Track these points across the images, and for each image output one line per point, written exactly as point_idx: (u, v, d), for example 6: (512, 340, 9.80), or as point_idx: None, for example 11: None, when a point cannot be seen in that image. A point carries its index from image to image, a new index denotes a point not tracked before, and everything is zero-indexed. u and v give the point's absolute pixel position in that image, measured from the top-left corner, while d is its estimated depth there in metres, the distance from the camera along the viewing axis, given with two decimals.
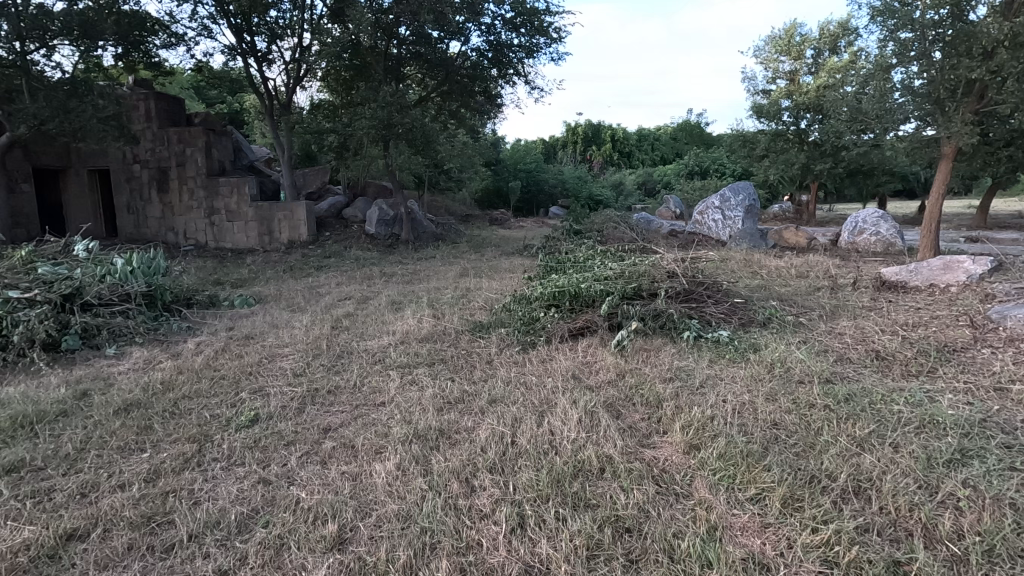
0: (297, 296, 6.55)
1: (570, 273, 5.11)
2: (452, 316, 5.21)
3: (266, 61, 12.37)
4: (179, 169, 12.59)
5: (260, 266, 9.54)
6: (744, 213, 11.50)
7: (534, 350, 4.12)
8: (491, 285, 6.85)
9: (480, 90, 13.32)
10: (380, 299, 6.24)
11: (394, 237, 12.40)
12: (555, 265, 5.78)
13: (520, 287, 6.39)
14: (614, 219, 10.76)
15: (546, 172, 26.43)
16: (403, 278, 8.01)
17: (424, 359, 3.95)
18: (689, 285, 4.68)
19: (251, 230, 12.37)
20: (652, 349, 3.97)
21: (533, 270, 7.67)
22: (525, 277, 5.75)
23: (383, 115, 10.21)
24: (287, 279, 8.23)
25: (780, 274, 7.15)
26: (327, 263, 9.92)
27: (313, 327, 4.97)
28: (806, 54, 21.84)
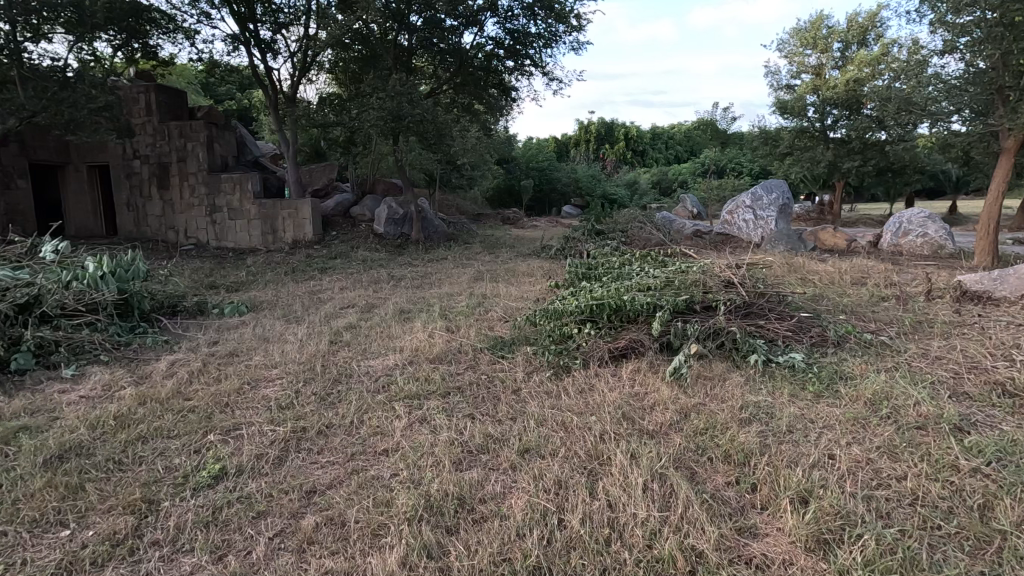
0: (295, 303, 5.92)
1: (605, 282, 4.41)
2: (468, 330, 4.52)
3: (271, 51, 11.77)
4: (180, 165, 12.03)
5: (260, 268, 8.93)
6: (779, 213, 10.71)
7: (568, 376, 3.43)
8: (511, 293, 6.17)
9: (495, 82, 12.64)
10: (386, 307, 5.58)
11: (404, 237, 11.74)
12: (587, 271, 5.07)
13: (543, 295, 5.69)
14: (638, 218, 10.02)
15: (559, 170, 25.69)
16: (413, 283, 7.36)
17: (437, 387, 3.27)
18: (749, 298, 3.96)
19: (254, 230, 11.77)
20: (714, 377, 3.26)
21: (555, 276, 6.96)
22: (552, 284, 5.05)
23: (393, 106, 9.56)
24: (286, 282, 7.59)
25: (833, 280, 6.38)
26: (332, 264, 9.29)
27: (311, 342, 4.31)
28: (833, 47, 20.89)
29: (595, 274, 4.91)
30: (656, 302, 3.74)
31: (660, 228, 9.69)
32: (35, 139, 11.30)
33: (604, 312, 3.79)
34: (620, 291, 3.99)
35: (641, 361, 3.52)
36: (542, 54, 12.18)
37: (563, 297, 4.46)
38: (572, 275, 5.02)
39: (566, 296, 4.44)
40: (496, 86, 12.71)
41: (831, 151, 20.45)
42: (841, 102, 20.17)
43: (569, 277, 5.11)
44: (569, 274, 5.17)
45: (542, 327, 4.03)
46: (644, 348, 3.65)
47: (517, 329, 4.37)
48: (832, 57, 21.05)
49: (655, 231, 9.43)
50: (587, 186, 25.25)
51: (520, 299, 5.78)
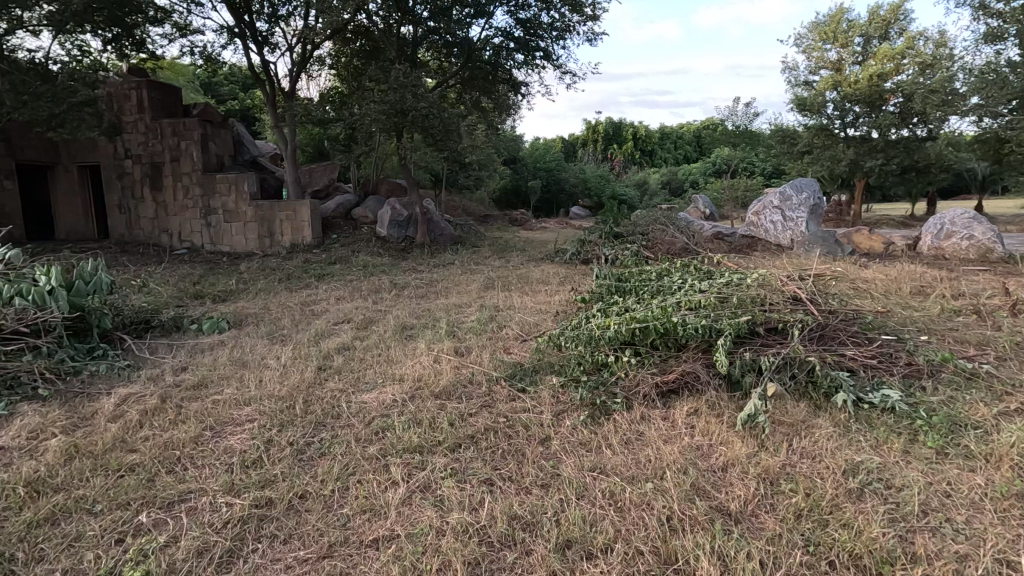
0: (283, 317, 5.26)
1: (644, 298, 3.72)
2: (481, 354, 3.84)
3: (268, 46, 11.15)
4: (173, 165, 11.43)
5: (253, 274, 8.31)
6: (810, 214, 10.04)
7: (609, 421, 2.74)
8: (527, 306, 5.49)
9: (505, 77, 12.00)
10: (386, 323, 4.91)
11: (408, 240, 11.07)
12: (620, 280, 4.38)
13: (565, 310, 5.01)
14: (659, 219, 9.33)
15: (567, 170, 25.01)
16: (417, 293, 6.69)
17: (444, 437, 2.60)
18: (821, 320, 3.26)
19: (250, 233, 11.15)
20: (796, 424, 2.56)
21: (573, 286, 6.28)
22: (578, 298, 4.35)
23: (397, 100, 8.89)
24: (279, 291, 6.96)
25: (891, 289, 5.65)
26: (331, 270, 8.65)
27: (295, 369, 3.65)
28: (854, 41, 20.08)
29: (630, 285, 4.21)
30: (714, 325, 3.04)
31: (684, 231, 9.00)
32: (20, 138, 10.74)
33: (651, 336, 3.09)
34: (668, 308, 3.30)
35: (697, 400, 2.84)
36: (554, 47, 11.52)
37: (594, 314, 3.78)
38: (601, 288, 4.32)
39: (599, 314, 3.74)
40: (507, 81, 12.06)
41: (852, 149, 19.64)
42: (863, 98, 19.37)
43: (597, 289, 4.41)
44: (597, 285, 4.49)
45: (571, 354, 3.34)
46: (700, 381, 2.96)
47: (540, 355, 3.68)
48: (853, 52, 20.23)
49: (678, 234, 8.74)
50: (596, 186, 24.56)
51: (539, 314, 5.09)
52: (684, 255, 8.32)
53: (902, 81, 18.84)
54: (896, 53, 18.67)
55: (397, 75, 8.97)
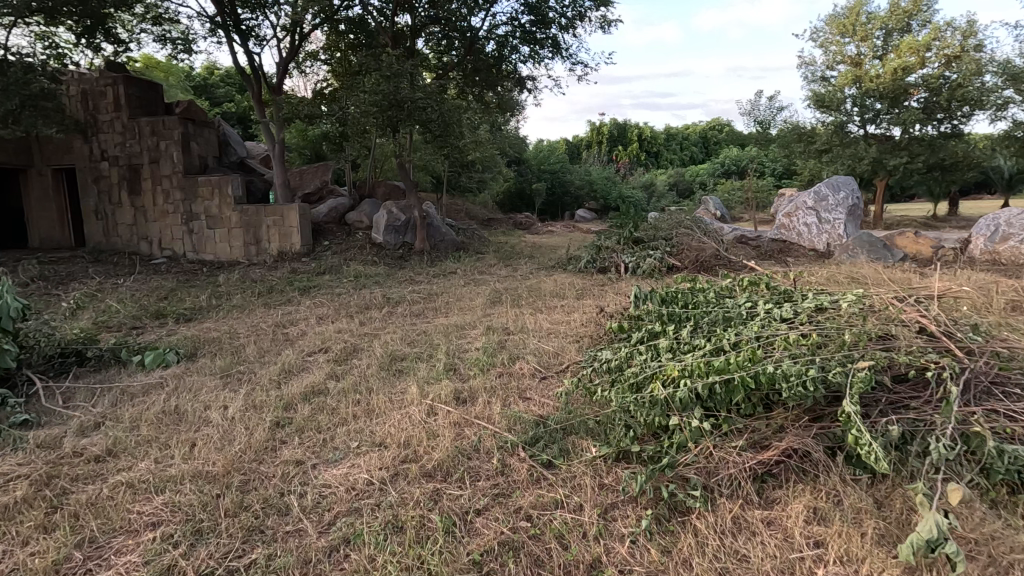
0: (249, 344, 4.37)
1: (707, 332, 2.81)
2: (491, 404, 2.94)
3: (254, 38, 10.24)
4: (153, 167, 10.56)
5: (229, 287, 7.42)
6: (847, 216, 9.15)
7: (686, 532, 1.83)
8: (543, 329, 4.59)
9: (511, 70, 11.10)
10: (372, 352, 4.02)
11: (407, 247, 10.17)
12: (667, 299, 3.45)
13: (591, 336, 4.09)
14: (683, 221, 8.37)
15: (572, 172, 24.11)
16: (412, 310, 5.79)
17: (436, 566, 1.71)
18: (976, 365, 2.29)
19: (235, 240, 10.25)
20: (985, 545, 1.65)
21: (592, 305, 5.36)
22: (612, 325, 3.43)
23: (390, 90, 7.95)
24: (255, 308, 6.08)
25: (980, 304, 4.68)
26: (318, 281, 7.77)
27: (242, 428, 2.74)
28: (874, 34, 19.13)
29: (681, 307, 3.29)
30: (830, 378, 2.11)
31: (711, 236, 8.08)
32: None
33: (737, 395, 2.16)
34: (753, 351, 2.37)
35: (816, 495, 1.91)
36: (563, 36, 10.61)
37: (641, 353, 2.86)
38: (643, 313, 3.41)
39: (648, 353, 2.82)
40: (513, 75, 11.17)
41: (874, 147, 18.70)
42: (885, 93, 18.43)
43: (636, 312, 3.48)
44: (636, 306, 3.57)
45: (618, 415, 2.42)
46: (811, 461, 2.03)
47: (571, 409, 2.75)
48: (873, 45, 19.28)
49: (706, 240, 7.81)
50: (603, 188, 23.63)
51: (559, 341, 4.18)
52: (714, 265, 7.41)
53: (926, 75, 17.89)
54: (920, 45, 17.71)
55: (389, 62, 8.04)
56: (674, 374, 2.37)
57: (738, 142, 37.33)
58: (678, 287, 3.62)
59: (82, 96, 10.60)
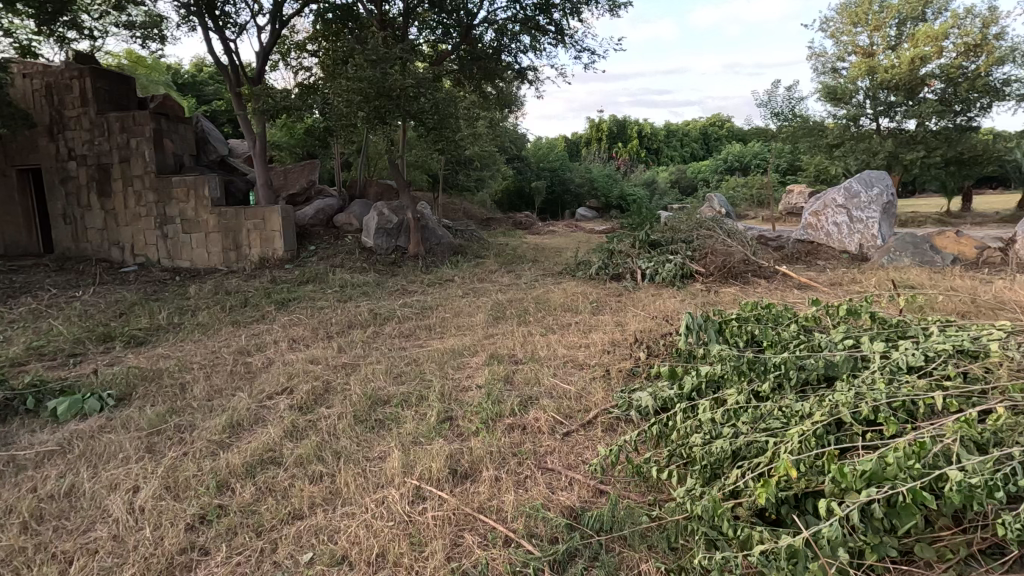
0: (198, 381, 3.56)
1: (805, 390, 2.03)
2: (501, 488, 2.16)
3: (231, 26, 9.39)
4: (124, 167, 9.72)
5: (197, 300, 6.62)
6: (882, 214, 8.34)
7: None
8: (559, 361, 3.78)
9: (512, 60, 10.29)
10: (348, 395, 3.22)
11: (400, 252, 9.35)
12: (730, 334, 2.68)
13: (621, 371, 3.31)
14: (704, 221, 7.57)
15: (572, 169, 23.31)
16: (401, 329, 4.99)
17: None
18: None
19: (213, 245, 9.42)
20: None
21: (612, 326, 4.58)
22: (660, 369, 2.65)
23: (377, 79, 7.12)
24: (221, 327, 5.28)
25: None
26: (299, 292, 6.97)
27: (149, 533, 1.95)
28: (888, 23, 18.32)
29: (753, 348, 2.51)
30: None
31: (736, 238, 7.28)
32: None
33: (904, 521, 1.38)
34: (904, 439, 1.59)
35: None
36: (568, 20, 9.77)
37: (714, 420, 2.08)
38: (701, 354, 2.63)
39: (724, 418, 2.05)
40: (514, 65, 10.36)
41: (889, 141, 17.96)
42: (900, 84, 17.63)
43: (690, 348, 2.71)
44: (689, 341, 2.78)
45: (702, 531, 1.63)
46: None
47: (620, 503, 1.97)
48: (887, 35, 18.50)
49: (732, 243, 7.01)
50: (604, 185, 22.81)
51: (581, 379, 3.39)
52: (743, 271, 6.60)
53: (944, 65, 17.09)
54: (937, 34, 16.91)
55: (375, 46, 7.18)
56: (790, 474, 1.59)
57: (739, 138, 36.58)
58: (740, 314, 2.84)
59: (47, 90, 9.76)
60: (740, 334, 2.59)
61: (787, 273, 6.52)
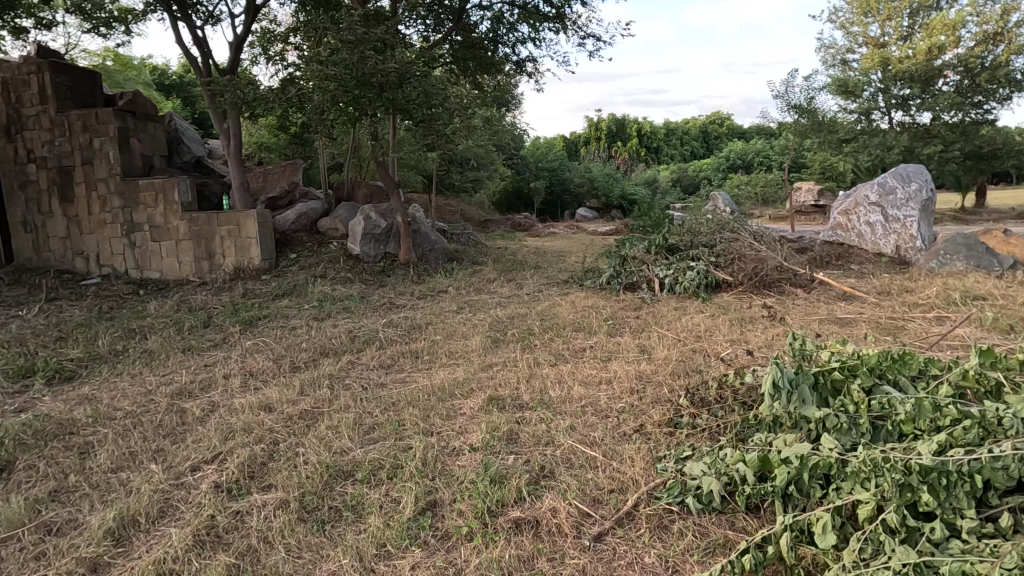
0: (107, 444, 2.74)
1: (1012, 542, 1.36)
2: None
3: (202, 13, 8.53)
4: (87, 170, 8.86)
5: (152, 320, 5.80)
6: (922, 213, 7.52)
7: None
8: (577, 409, 2.96)
9: (509, 51, 9.50)
10: (297, 467, 2.40)
11: (389, 260, 8.51)
12: (840, 396, 1.93)
13: (661, 432, 2.51)
14: (727, 221, 6.75)
15: (571, 170, 22.50)
16: (380, 358, 4.16)
17: None
18: None
19: (184, 255, 8.58)
20: None
21: (634, 356, 3.79)
22: (751, 458, 1.85)
23: (356, 65, 6.27)
24: (169, 356, 4.46)
25: None
26: (272, 308, 6.15)
27: None
28: (901, 12, 17.56)
29: (880, 428, 1.78)
30: None
31: (765, 242, 6.47)
32: None
33: None
34: None
35: None
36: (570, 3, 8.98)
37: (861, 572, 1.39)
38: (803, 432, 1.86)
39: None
40: (511, 56, 9.57)
41: (904, 135, 17.19)
42: (915, 76, 16.86)
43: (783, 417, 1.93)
44: (778, 403, 1.96)
45: None
46: None
47: None
48: (899, 26, 17.75)
49: (761, 247, 6.20)
50: (604, 185, 21.98)
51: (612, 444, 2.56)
52: (778, 280, 5.82)
53: (961, 55, 16.31)
54: (954, 22, 16.13)
55: (353, 25, 6.33)
56: None
57: (739, 136, 35.81)
58: (846, 362, 2.04)
59: (3, 86, 8.88)
60: (859, 399, 1.84)
61: (827, 281, 5.72)
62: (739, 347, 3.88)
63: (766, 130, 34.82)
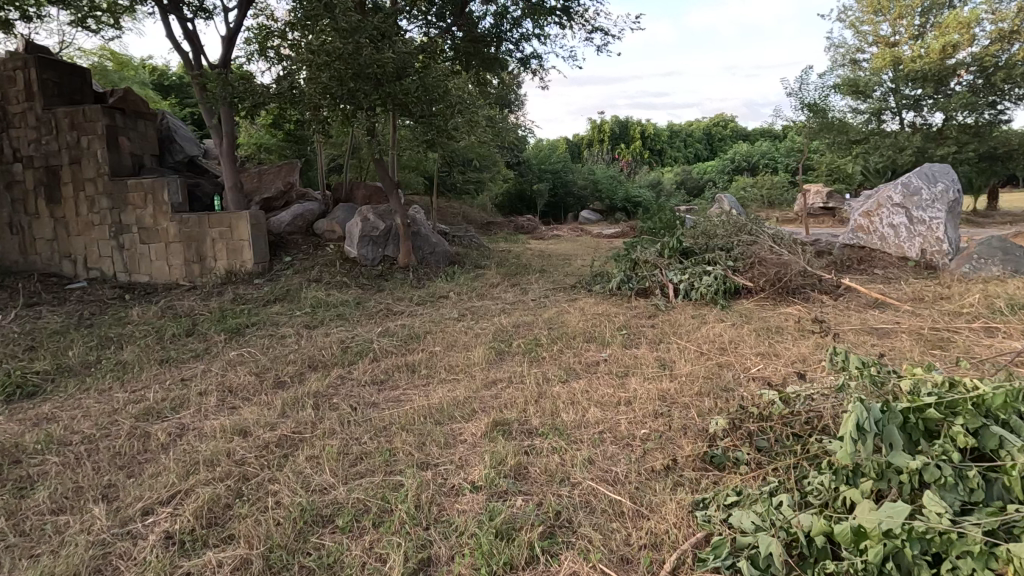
0: (51, 480, 2.37)
1: None
2: None
3: (194, 6, 8.19)
4: (74, 169, 8.50)
5: (132, 327, 5.44)
6: (948, 214, 7.12)
7: None
8: (596, 440, 2.57)
9: (512, 47, 9.14)
10: (266, 513, 2.04)
11: (387, 264, 8.15)
12: (939, 440, 1.69)
13: (693, 479, 2.14)
14: (744, 223, 6.36)
15: (574, 171, 22.12)
16: (372, 373, 3.77)
17: None
18: None
19: (174, 258, 8.24)
20: None
21: (652, 373, 3.42)
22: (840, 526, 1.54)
23: (351, 55, 5.90)
24: (144, 369, 4.11)
25: None
26: (261, 314, 5.80)
27: None
28: (913, 10, 17.18)
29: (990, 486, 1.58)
30: None
31: (785, 246, 6.09)
32: None
33: None
34: None
35: None
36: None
37: None
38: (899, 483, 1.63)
39: None
40: (515, 53, 9.21)
41: (917, 136, 16.77)
42: (928, 76, 16.47)
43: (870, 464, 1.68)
44: (863, 450, 1.70)
45: None
46: None
47: None
48: (911, 25, 17.36)
49: (783, 251, 5.82)
50: (608, 187, 21.60)
51: (640, 488, 2.17)
52: (801, 286, 5.47)
53: (976, 53, 15.91)
54: (968, 20, 15.74)
55: (346, 10, 5.86)
56: None
57: (743, 138, 35.39)
58: (939, 397, 1.79)
59: None
60: (964, 449, 1.62)
61: (856, 287, 5.34)
62: (771, 363, 3.49)
63: (770, 132, 34.43)
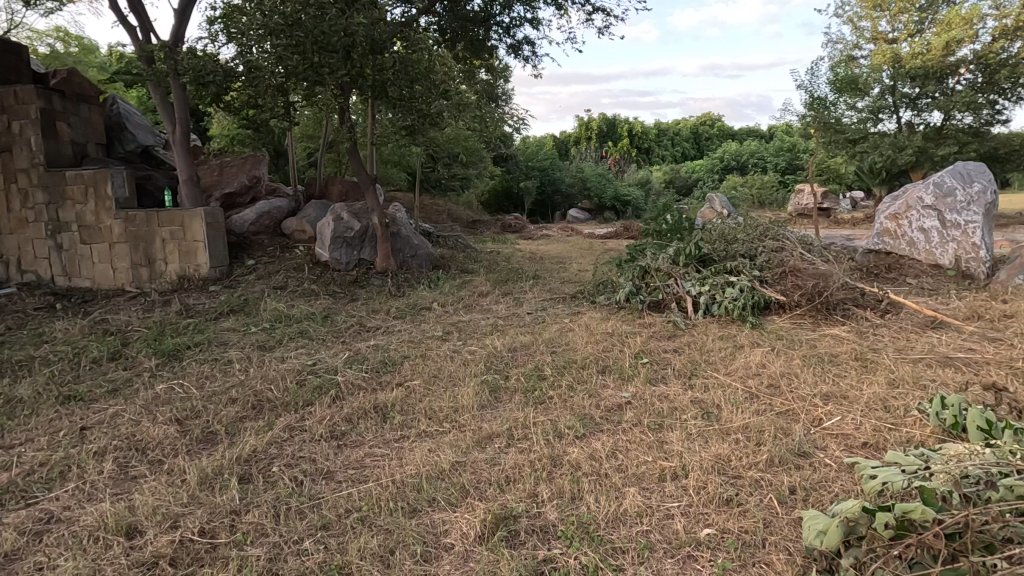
0: None
1: None
2: None
3: None
4: (4, 158, 7.44)
5: (47, 347, 4.51)
6: (985, 216, 6.48)
7: None
8: (644, 555, 1.77)
9: (503, 29, 8.26)
10: None
11: (363, 268, 7.26)
12: None
13: None
14: (768, 227, 5.59)
15: (562, 169, 21.31)
16: (330, 422, 2.90)
17: None
18: None
19: (119, 260, 7.24)
20: None
21: (693, 429, 2.60)
22: None
23: (313, 23, 4.99)
24: (35, 413, 3.18)
25: None
26: (208, 331, 4.89)
27: None
28: (913, 6, 16.65)
29: None
30: None
31: (815, 253, 5.34)
32: None
33: None
34: None
35: None
36: None
37: None
38: None
39: None
40: (506, 35, 8.34)
41: (917, 135, 16.22)
42: (928, 73, 15.91)
43: None
44: None
45: None
46: None
47: None
48: (910, 21, 16.80)
49: (816, 260, 5.07)
50: (597, 186, 20.84)
51: None
52: (842, 302, 4.70)
53: (978, 51, 15.39)
54: (969, 16, 15.21)
55: None
56: None
57: (730, 137, 34.87)
58: None
59: None
60: None
61: (906, 303, 4.60)
62: (847, 413, 2.72)
63: (757, 131, 33.99)
